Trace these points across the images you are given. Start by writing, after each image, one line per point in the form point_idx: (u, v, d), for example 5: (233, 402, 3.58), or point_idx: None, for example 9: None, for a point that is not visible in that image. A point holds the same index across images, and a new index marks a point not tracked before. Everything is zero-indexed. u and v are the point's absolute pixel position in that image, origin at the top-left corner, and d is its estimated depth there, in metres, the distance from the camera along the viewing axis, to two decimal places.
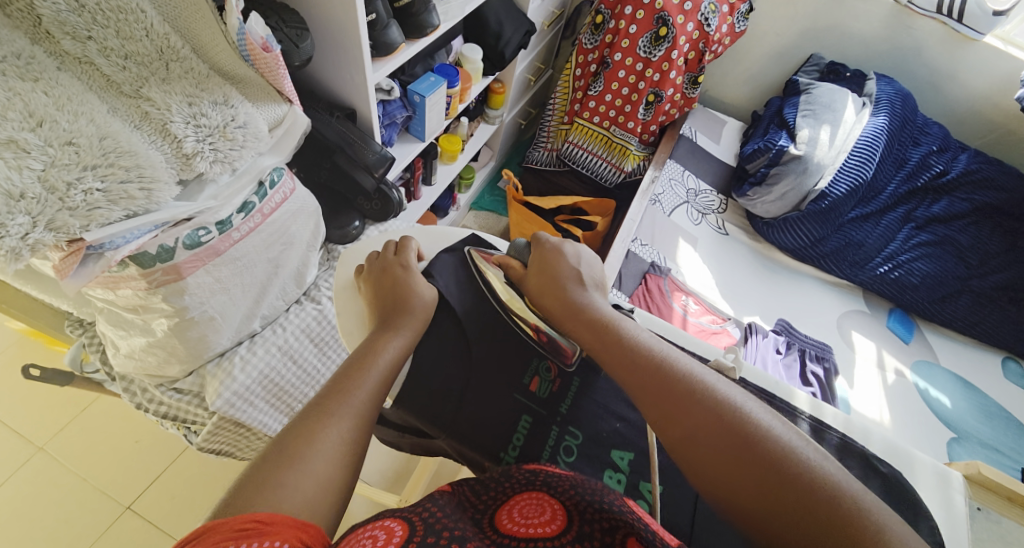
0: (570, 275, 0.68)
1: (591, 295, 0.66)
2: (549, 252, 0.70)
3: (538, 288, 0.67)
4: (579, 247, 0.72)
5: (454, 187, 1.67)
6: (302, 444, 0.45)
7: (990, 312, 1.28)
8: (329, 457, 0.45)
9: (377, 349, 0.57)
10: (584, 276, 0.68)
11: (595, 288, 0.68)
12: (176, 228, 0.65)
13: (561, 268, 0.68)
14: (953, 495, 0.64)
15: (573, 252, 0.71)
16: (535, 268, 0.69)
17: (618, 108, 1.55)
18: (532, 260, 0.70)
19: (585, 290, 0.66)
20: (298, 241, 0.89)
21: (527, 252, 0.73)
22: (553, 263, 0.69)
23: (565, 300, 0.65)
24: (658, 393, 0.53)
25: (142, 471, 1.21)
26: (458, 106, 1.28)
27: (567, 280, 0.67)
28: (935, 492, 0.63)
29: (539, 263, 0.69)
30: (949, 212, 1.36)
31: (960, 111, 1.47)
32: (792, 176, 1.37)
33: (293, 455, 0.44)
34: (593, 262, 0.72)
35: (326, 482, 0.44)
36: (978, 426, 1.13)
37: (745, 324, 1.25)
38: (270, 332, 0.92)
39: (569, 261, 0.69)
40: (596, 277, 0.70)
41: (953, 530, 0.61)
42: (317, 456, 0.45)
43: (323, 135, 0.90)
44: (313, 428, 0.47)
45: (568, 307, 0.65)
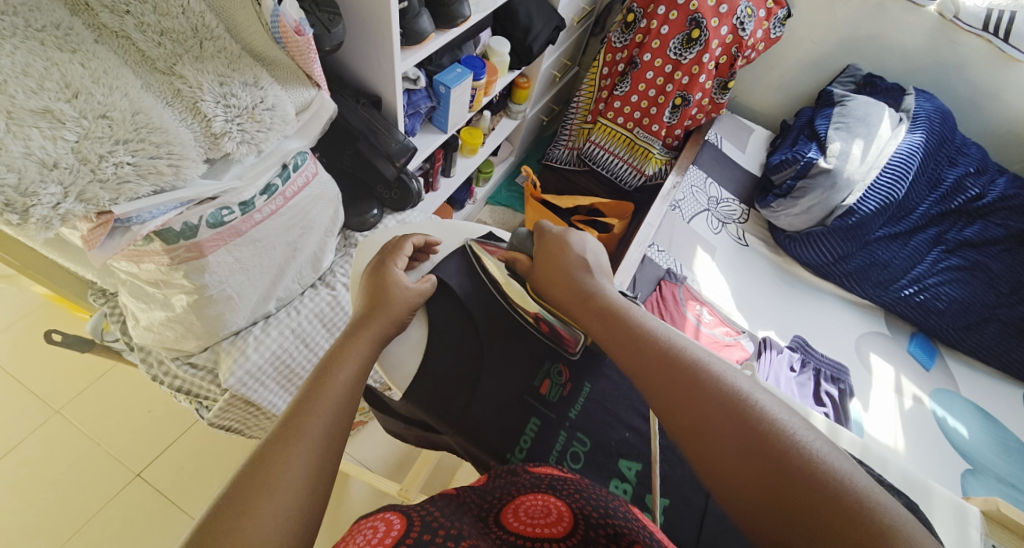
0: (577, 263, 0.69)
1: (599, 282, 0.68)
2: (557, 240, 0.72)
3: (545, 273, 0.70)
4: (584, 236, 0.74)
5: (473, 180, 1.67)
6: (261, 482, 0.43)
7: (1018, 342, 1.24)
8: (289, 487, 0.43)
9: (338, 364, 0.55)
10: (589, 265, 0.70)
11: (601, 274, 0.70)
12: (200, 207, 0.66)
13: (567, 256, 0.70)
14: (968, 531, 0.61)
15: (580, 241, 0.72)
16: (542, 258, 0.71)
17: (644, 109, 1.53)
18: (537, 251, 0.72)
19: (591, 277, 0.68)
20: (317, 226, 0.89)
21: (530, 242, 0.74)
22: (557, 252, 0.71)
23: (572, 287, 0.67)
24: (661, 378, 0.54)
25: (153, 441, 1.23)
26: (483, 99, 1.28)
27: (574, 268, 0.69)
28: (950, 527, 0.61)
29: (544, 252, 0.71)
30: (982, 237, 1.31)
31: (1001, 132, 1.42)
32: (819, 190, 1.33)
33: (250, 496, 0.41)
34: (598, 250, 0.74)
35: (287, 516, 0.42)
36: (995, 460, 1.10)
37: (760, 338, 1.22)
38: (284, 314, 0.93)
39: (575, 250, 0.71)
40: (601, 263, 0.72)
41: None
42: (275, 494, 0.42)
43: (347, 121, 0.90)
44: (270, 463, 0.44)
45: (574, 291, 0.67)
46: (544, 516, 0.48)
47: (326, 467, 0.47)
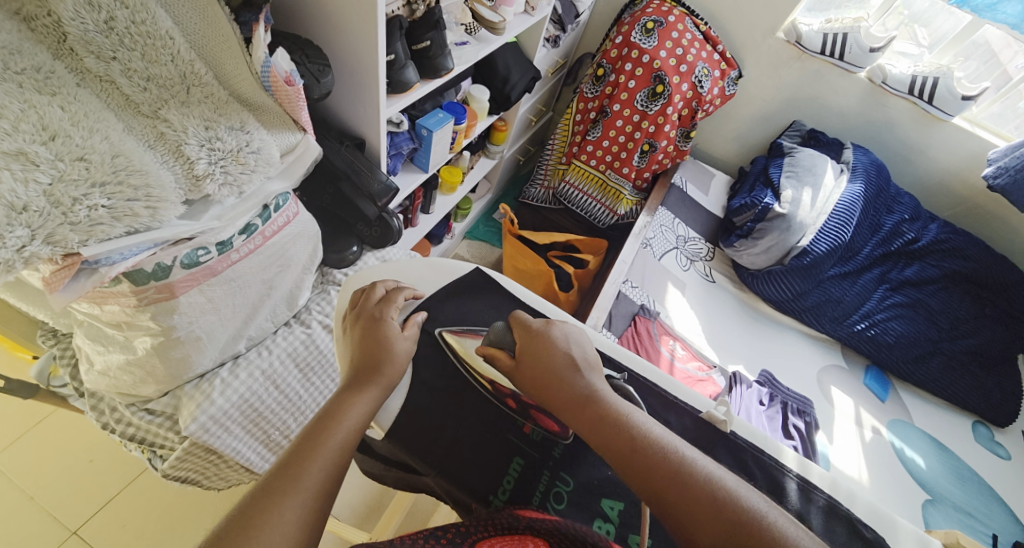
0: (565, 360, 0.61)
1: (591, 380, 0.60)
2: (538, 335, 0.63)
3: (530, 373, 0.60)
4: (567, 326, 0.66)
5: (451, 216, 1.68)
6: (243, 536, 0.42)
7: (960, 376, 1.33)
8: (276, 546, 0.42)
9: (335, 417, 0.53)
10: (578, 362, 0.61)
11: (592, 370, 0.62)
12: (175, 247, 0.64)
13: (556, 353, 0.62)
14: None
15: (563, 336, 0.64)
16: (525, 354, 0.62)
17: (614, 153, 1.60)
18: (519, 344, 0.63)
19: (583, 376, 0.60)
20: (294, 263, 0.88)
21: (508, 333, 0.65)
22: (542, 351, 0.62)
23: (565, 391, 0.59)
24: (668, 491, 0.50)
25: (96, 495, 1.14)
26: (462, 141, 1.31)
27: (563, 367, 0.61)
28: None
29: (528, 345, 0.62)
30: (921, 276, 1.42)
31: (932, 183, 1.55)
32: (777, 232, 1.41)
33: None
34: (583, 341, 0.66)
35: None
36: (951, 489, 1.16)
37: (729, 373, 1.26)
38: (255, 354, 0.90)
39: (561, 346, 0.62)
40: (589, 357, 0.64)
41: None
42: (259, 546, 0.41)
43: (331, 162, 0.91)
44: (260, 515, 0.43)
45: (566, 396, 0.58)
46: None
47: (315, 525, 0.46)
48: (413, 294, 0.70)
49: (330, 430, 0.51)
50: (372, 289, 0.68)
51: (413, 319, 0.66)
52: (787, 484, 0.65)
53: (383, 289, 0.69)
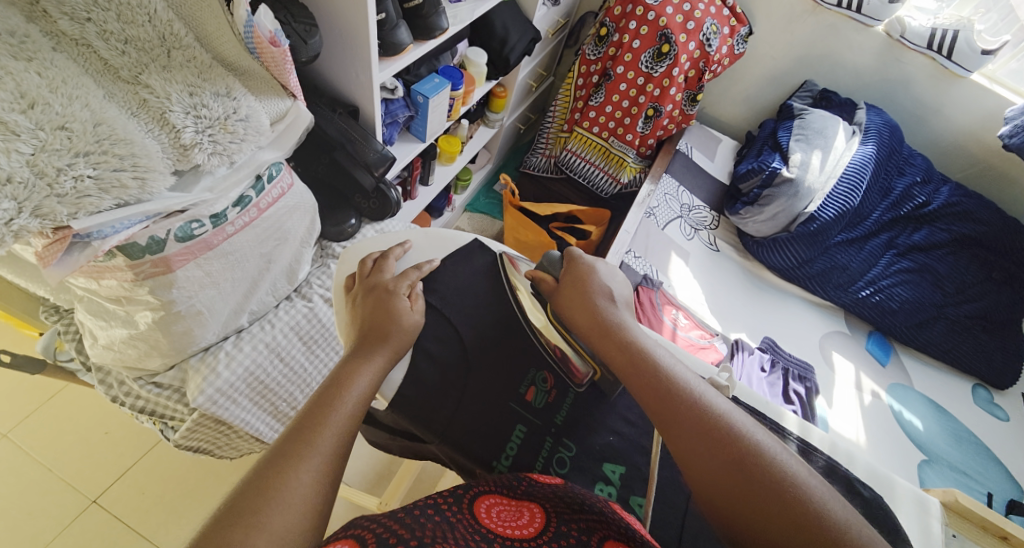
0: (599, 290, 0.70)
1: (617, 311, 0.68)
2: (583, 268, 0.72)
3: (566, 297, 0.69)
4: (612, 269, 0.74)
5: (451, 188, 1.67)
6: (261, 497, 0.41)
7: (963, 339, 1.32)
8: (290, 514, 0.41)
9: (345, 384, 0.53)
10: (611, 296, 0.69)
11: (623, 307, 0.70)
12: (167, 220, 0.64)
13: (592, 284, 0.70)
14: (929, 522, 0.64)
15: (607, 272, 0.72)
16: (566, 283, 0.71)
17: (617, 119, 1.57)
18: (564, 274, 0.72)
19: (613, 306, 0.68)
20: (292, 237, 0.87)
21: (560, 265, 0.74)
22: (581, 281, 0.70)
23: (591, 315, 0.67)
24: (693, 429, 0.53)
25: (112, 467, 1.16)
26: (460, 108, 1.28)
27: (596, 295, 0.69)
28: (913, 518, 0.64)
29: (571, 277, 0.71)
30: (929, 241, 1.40)
31: (945, 144, 1.51)
32: (783, 198, 1.39)
33: (248, 510, 0.40)
34: (624, 286, 0.73)
35: (292, 533, 0.41)
36: (947, 450, 1.16)
37: (732, 340, 1.27)
38: (258, 328, 0.90)
39: (600, 280, 0.71)
40: (625, 298, 0.72)
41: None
42: (276, 507, 0.41)
43: (325, 131, 0.89)
44: (277, 476, 0.43)
45: (591, 319, 0.67)
46: (516, 519, 0.47)
47: (331, 489, 0.45)
48: (429, 262, 0.70)
49: (340, 397, 0.51)
50: (384, 261, 0.69)
51: (417, 291, 0.66)
52: (787, 447, 0.65)
53: (393, 259, 0.70)
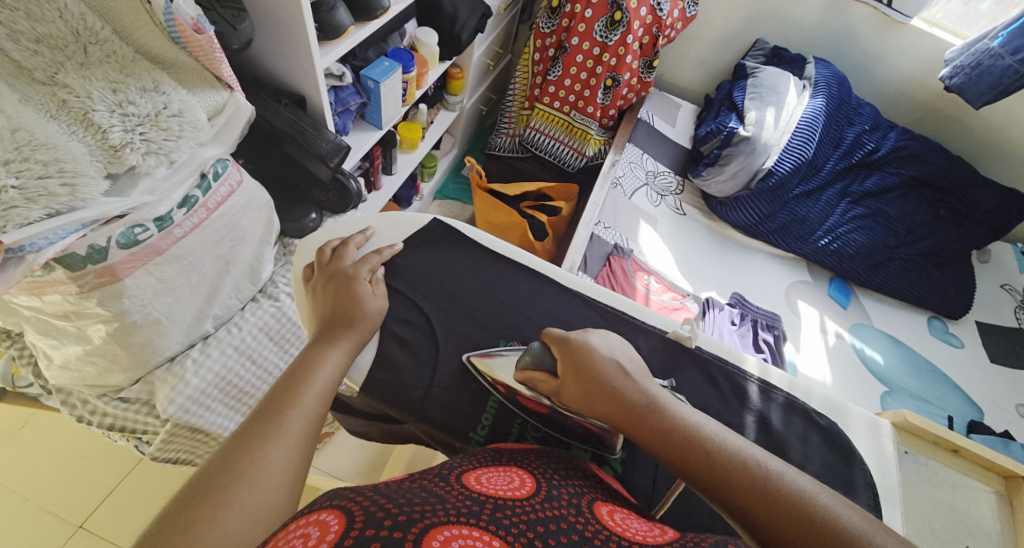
0: (613, 367, 0.58)
1: (643, 385, 0.57)
2: (579, 348, 0.60)
3: (578, 387, 0.57)
4: (605, 336, 0.63)
5: (417, 176, 1.66)
6: (228, 478, 0.41)
7: (916, 276, 1.39)
8: (258, 495, 0.41)
9: (312, 368, 0.54)
10: (626, 367, 0.59)
11: (642, 375, 0.59)
12: (107, 227, 0.63)
13: (599, 365, 0.58)
14: (882, 441, 0.71)
15: (604, 343, 0.61)
16: (569, 371, 0.58)
17: (578, 92, 1.56)
18: (561, 360, 0.59)
19: (633, 382, 0.57)
20: (250, 235, 0.87)
21: (547, 352, 0.61)
22: (586, 362, 0.58)
23: (621, 402, 0.55)
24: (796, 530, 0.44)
25: (92, 489, 1.13)
26: (415, 92, 1.25)
27: (609, 375, 0.57)
28: (867, 440, 0.71)
29: (571, 361, 0.59)
30: (880, 186, 1.45)
31: (891, 91, 1.55)
32: (742, 156, 1.40)
33: (214, 491, 0.40)
34: (624, 348, 0.63)
35: (262, 512, 0.41)
36: (907, 379, 1.23)
37: (703, 299, 1.30)
38: (225, 332, 0.89)
39: (604, 354, 0.59)
40: (634, 361, 0.61)
41: (884, 471, 0.68)
42: (244, 487, 0.41)
43: (271, 124, 0.87)
44: (243, 458, 0.43)
45: (622, 407, 0.55)
46: (508, 481, 0.47)
47: (302, 469, 0.46)
48: (390, 248, 0.73)
49: (306, 379, 0.52)
50: (345, 249, 0.70)
51: (377, 276, 0.69)
52: (748, 387, 0.73)
53: (354, 246, 0.72)
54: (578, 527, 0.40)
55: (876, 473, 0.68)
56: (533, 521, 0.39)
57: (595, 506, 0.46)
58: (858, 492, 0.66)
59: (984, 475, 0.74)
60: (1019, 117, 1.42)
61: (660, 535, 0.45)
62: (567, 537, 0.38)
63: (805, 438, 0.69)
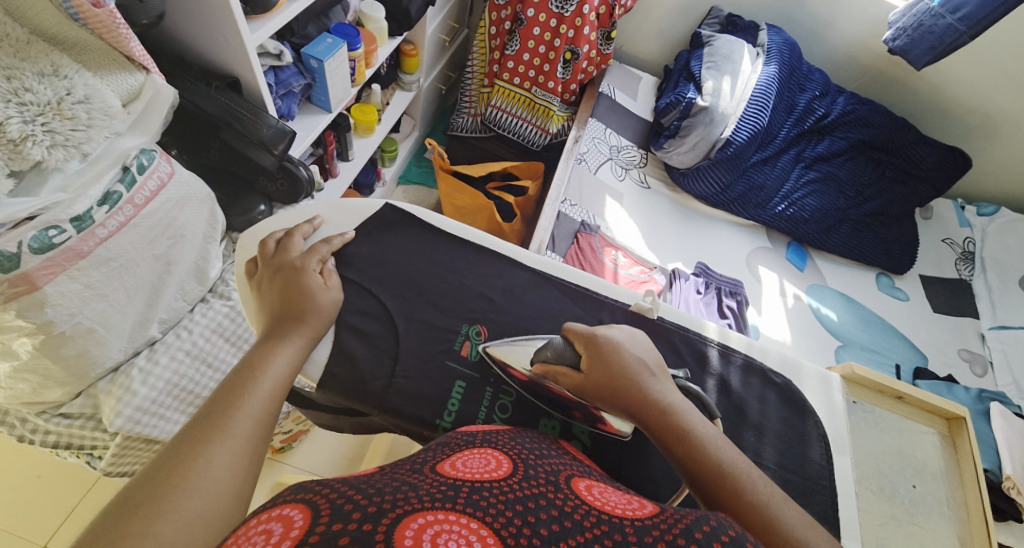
0: (635, 365, 0.60)
1: (661, 385, 0.59)
2: (608, 344, 0.61)
3: (600, 385, 0.58)
4: (631, 333, 0.65)
5: (377, 161, 1.62)
6: (167, 487, 0.39)
7: (865, 236, 1.44)
8: (201, 500, 0.39)
9: (261, 366, 0.53)
10: (649, 367, 0.61)
11: (662, 375, 0.61)
12: (17, 230, 0.60)
13: (627, 362, 0.60)
14: (832, 393, 0.77)
15: (632, 342, 0.63)
16: (595, 365, 0.60)
17: (537, 67, 1.53)
18: (587, 354, 0.61)
19: (659, 382, 0.59)
20: (190, 233, 0.85)
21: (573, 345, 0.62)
22: (613, 358, 0.60)
23: (638, 398, 0.57)
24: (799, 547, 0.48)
25: (52, 507, 1.07)
26: (364, 71, 1.20)
27: (638, 373, 0.59)
28: (819, 393, 0.77)
29: (598, 356, 0.60)
30: (831, 150, 1.49)
31: (838, 56, 1.58)
32: (701, 127, 1.41)
33: (150, 500, 0.38)
34: (649, 348, 0.65)
35: (205, 519, 0.39)
36: (859, 333, 1.30)
37: (670, 271, 1.31)
38: (173, 337, 0.86)
39: (631, 352, 0.61)
40: (655, 360, 0.63)
41: (834, 420, 0.75)
42: (184, 493, 0.39)
43: (201, 108, 0.86)
44: (184, 464, 0.41)
45: (638, 405, 0.57)
46: (484, 465, 0.45)
47: (249, 472, 0.44)
48: (340, 237, 0.73)
49: (255, 378, 0.51)
50: (290, 239, 0.69)
51: (328, 267, 0.68)
52: (708, 352, 0.77)
53: (301, 237, 0.70)
54: (559, 503, 0.38)
55: (826, 421, 0.75)
56: (512, 500, 0.37)
57: (572, 481, 0.45)
58: (811, 444, 0.72)
59: (927, 417, 0.90)
60: (957, 78, 1.48)
61: (641, 508, 0.40)
62: (546, 513, 0.37)
63: (762, 397, 0.74)
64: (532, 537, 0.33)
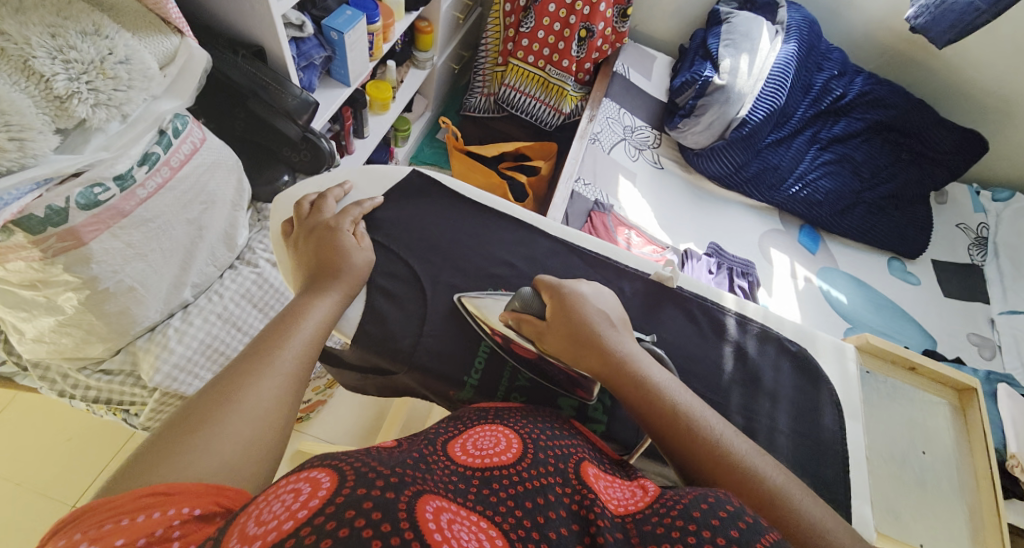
0: (596, 317, 0.61)
1: (620, 337, 0.61)
2: (570, 296, 0.62)
3: (560, 335, 0.60)
4: (592, 287, 0.66)
5: (390, 140, 1.63)
6: (221, 408, 0.44)
7: (879, 219, 1.44)
8: (249, 423, 0.44)
9: (301, 313, 0.57)
10: (609, 319, 0.62)
11: (621, 328, 0.63)
12: (63, 186, 0.62)
13: (587, 314, 0.61)
14: (847, 363, 0.79)
15: (592, 293, 0.65)
16: (556, 317, 0.61)
17: (552, 46, 1.53)
18: (550, 305, 0.62)
19: (618, 335, 0.60)
20: (220, 199, 0.87)
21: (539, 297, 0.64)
22: (573, 309, 0.61)
23: (598, 348, 0.59)
24: (770, 517, 0.49)
25: (86, 467, 1.11)
26: (383, 46, 1.22)
27: (596, 324, 0.60)
28: (834, 364, 0.78)
29: (560, 308, 0.62)
30: (847, 132, 1.49)
31: (857, 35, 1.57)
32: (717, 106, 1.42)
33: (208, 419, 0.42)
34: (613, 301, 0.66)
35: (252, 439, 0.43)
36: (869, 316, 1.31)
37: (682, 250, 1.33)
38: (205, 301, 0.89)
39: (591, 305, 0.62)
40: (617, 312, 0.65)
41: (847, 388, 0.76)
42: (236, 417, 0.44)
43: (229, 78, 0.89)
44: (235, 391, 0.45)
45: (598, 353, 0.58)
46: (494, 445, 0.47)
47: (292, 404, 0.48)
48: (369, 202, 0.75)
49: (297, 323, 0.55)
50: (322, 200, 0.72)
51: (361, 229, 0.71)
52: (726, 320, 0.79)
53: (333, 199, 0.73)
54: (566, 500, 0.41)
55: (838, 388, 0.76)
56: (519, 498, 0.40)
57: (583, 467, 0.47)
58: (823, 410, 0.74)
59: (939, 389, 0.92)
60: (977, 58, 1.47)
61: (643, 499, 0.43)
62: (553, 512, 0.39)
63: (776, 365, 0.76)
64: (539, 538, 0.36)
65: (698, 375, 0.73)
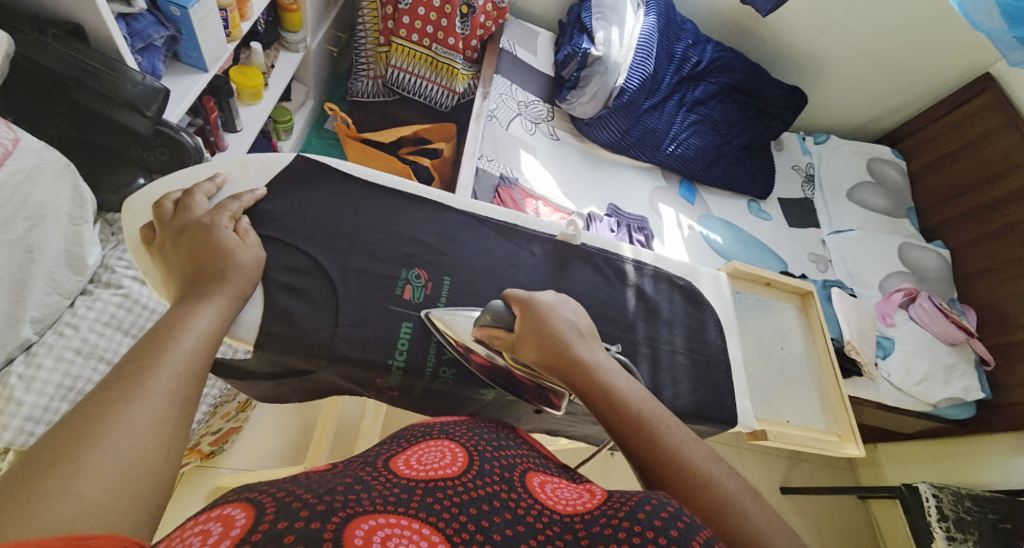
0: (564, 327, 0.62)
1: (589, 347, 0.61)
2: (540, 308, 0.64)
3: (530, 345, 0.61)
4: (563, 301, 0.68)
5: (271, 133, 1.51)
6: (80, 444, 0.33)
7: (737, 169, 1.69)
8: (123, 457, 0.34)
9: (174, 328, 0.48)
10: (578, 330, 0.63)
11: (591, 340, 0.63)
12: None
13: (556, 325, 0.62)
14: (721, 288, 0.96)
15: (562, 307, 0.66)
16: (526, 329, 0.62)
17: (434, 24, 1.51)
18: (520, 318, 0.63)
19: (586, 344, 0.61)
20: (52, 213, 0.82)
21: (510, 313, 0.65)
22: (542, 319, 0.62)
23: (565, 355, 0.59)
24: (711, 508, 0.46)
25: None
26: (239, 24, 1.14)
27: (564, 333, 0.61)
28: (711, 289, 0.95)
29: (529, 320, 0.63)
30: (706, 94, 1.70)
31: (704, 9, 1.78)
32: (598, 76, 1.51)
33: (64, 459, 0.32)
34: (582, 317, 0.67)
35: (131, 475, 0.34)
36: (740, 253, 1.55)
37: (586, 214, 1.44)
38: (55, 335, 0.83)
39: (561, 316, 0.64)
40: (587, 328, 0.65)
41: (723, 305, 0.94)
42: (106, 449, 0.34)
43: (44, 65, 0.81)
44: (98, 421, 0.35)
45: (563, 359, 0.59)
46: (438, 459, 0.46)
47: (178, 430, 0.39)
48: (250, 194, 0.71)
49: (173, 338, 0.46)
50: (190, 200, 0.66)
51: (242, 225, 0.66)
52: (625, 267, 0.90)
53: (202, 195, 0.68)
54: (510, 505, 0.41)
55: (717, 307, 0.94)
56: (464, 506, 0.39)
57: (528, 474, 0.48)
58: (709, 326, 0.90)
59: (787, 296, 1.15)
60: (794, 25, 1.76)
61: (590, 500, 0.45)
62: (498, 517, 0.39)
63: (670, 298, 0.90)
64: (483, 541, 0.36)
65: (609, 318, 0.84)
